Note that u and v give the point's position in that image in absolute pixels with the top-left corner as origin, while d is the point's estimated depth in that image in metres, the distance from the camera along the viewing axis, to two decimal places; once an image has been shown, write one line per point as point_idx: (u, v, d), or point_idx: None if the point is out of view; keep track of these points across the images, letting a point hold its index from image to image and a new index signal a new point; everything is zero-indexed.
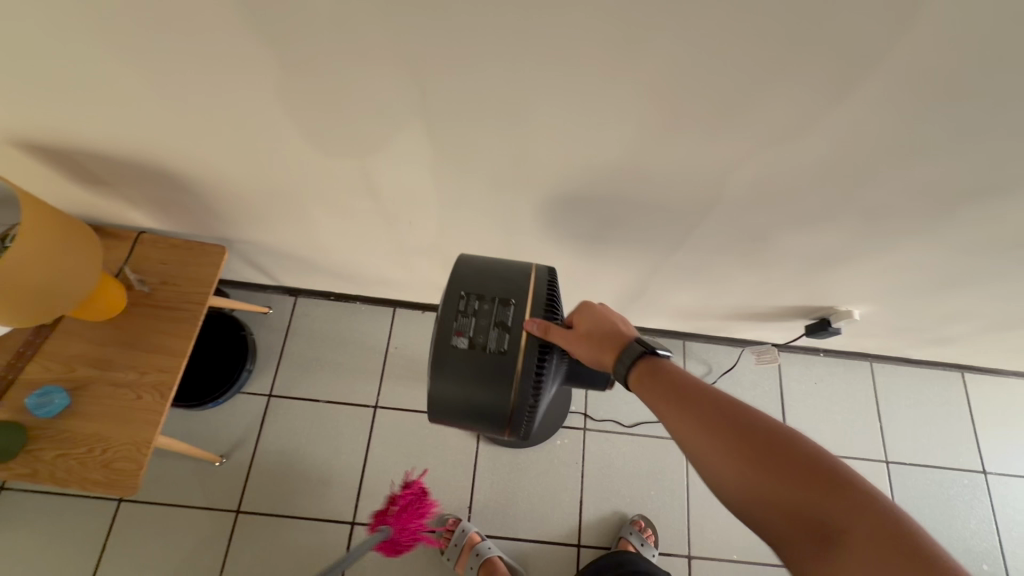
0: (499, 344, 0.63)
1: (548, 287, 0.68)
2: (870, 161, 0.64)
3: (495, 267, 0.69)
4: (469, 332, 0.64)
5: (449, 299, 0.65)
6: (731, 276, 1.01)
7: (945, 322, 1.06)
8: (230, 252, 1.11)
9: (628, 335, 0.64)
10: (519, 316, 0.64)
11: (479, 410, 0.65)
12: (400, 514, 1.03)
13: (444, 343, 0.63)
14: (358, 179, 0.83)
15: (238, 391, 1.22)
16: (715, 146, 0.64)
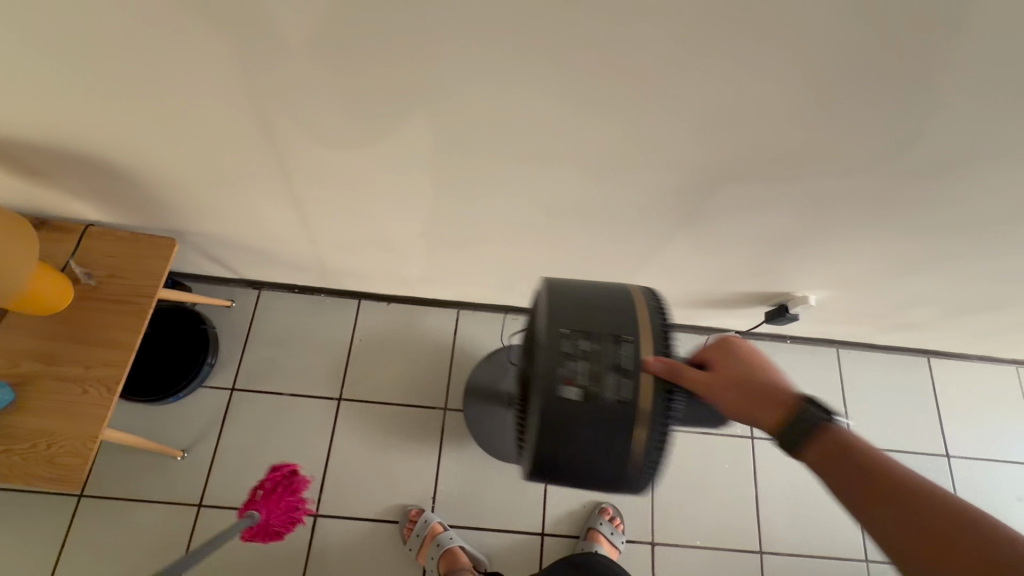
0: (617, 391, 0.56)
1: (661, 315, 0.61)
2: None
3: (593, 296, 0.61)
4: (580, 379, 0.57)
5: (551, 338, 0.58)
6: (686, 263, 1.00)
7: (902, 307, 1.07)
8: (185, 245, 1.10)
9: (791, 392, 0.57)
10: (636, 354, 0.58)
11: (598, 468, 0.58)
12: (268, 496, 1.11)
13: (552, 394, 0.56)
14: (303, 168, 0.82)
15: (199, 385, 1.21)
16: None
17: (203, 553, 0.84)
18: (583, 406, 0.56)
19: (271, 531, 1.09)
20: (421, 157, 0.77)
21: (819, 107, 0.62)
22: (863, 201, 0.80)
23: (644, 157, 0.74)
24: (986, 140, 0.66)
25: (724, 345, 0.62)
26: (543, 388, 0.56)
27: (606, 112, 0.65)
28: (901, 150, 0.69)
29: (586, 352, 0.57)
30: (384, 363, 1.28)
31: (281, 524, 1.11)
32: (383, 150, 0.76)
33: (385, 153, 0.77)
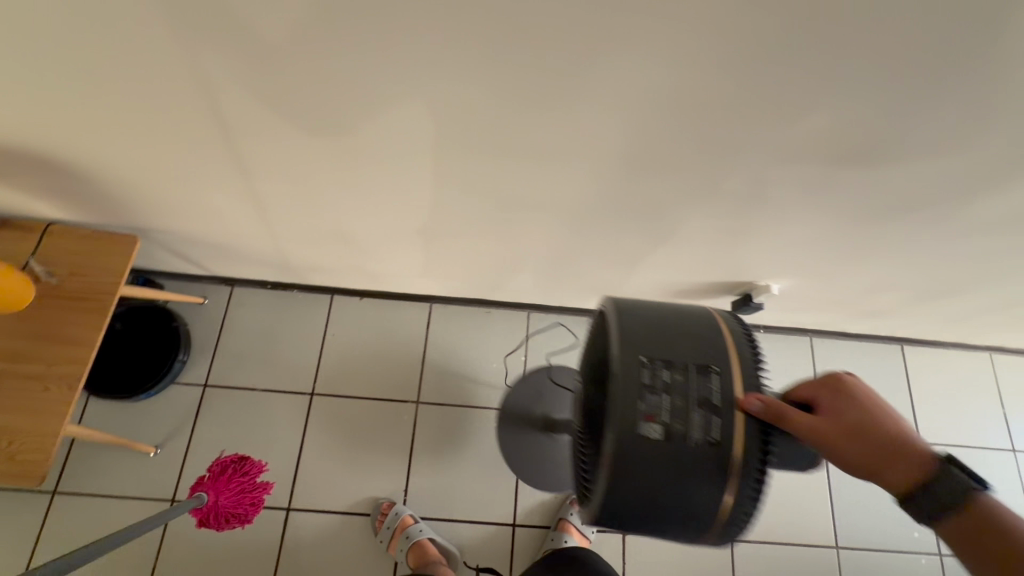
0: (705, 428, 0.55)
1: (748, 346, 0.60)
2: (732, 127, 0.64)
3: (669, 324, 0.60)
4: (662, 414, 0.55)
5: (630, 368, 0.56)
6: (647, 253, 1.01)
7: (867, 294, 1.07)
8: (152, 242, 1.11)
9: (925, 452, 0.51)
10: (724, 389, 0.56)
11: (682, 510, 0.56)
12: (216, 480, 1.10)
13: (633, 430, 0.54)
14: (258, 166, 0.83)
15: (172, 382, 1.22)
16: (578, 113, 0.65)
17: (138, 531, 0.84)
18: (665, 445, 0.54)
19: (220, 514, 1.08)
20: (371, 153, 0.78)
21: (754, 101, 0.63)
22: (813, 194, 0.80)
23: (589, 150, 0.74)
24: (925, 133, 0.66)
25: (836, 385, 0.56)
26: (625, 422, 0.55)
27: (544, 106, 0.66)
28: (842, 143, 0.69)
29: (667, 386, 0.56)
30: (357, 357, 1.29)
31: (231, 507, 1.10)
32: (333, 146, 0.77)
33: (336, 150, 0.78)
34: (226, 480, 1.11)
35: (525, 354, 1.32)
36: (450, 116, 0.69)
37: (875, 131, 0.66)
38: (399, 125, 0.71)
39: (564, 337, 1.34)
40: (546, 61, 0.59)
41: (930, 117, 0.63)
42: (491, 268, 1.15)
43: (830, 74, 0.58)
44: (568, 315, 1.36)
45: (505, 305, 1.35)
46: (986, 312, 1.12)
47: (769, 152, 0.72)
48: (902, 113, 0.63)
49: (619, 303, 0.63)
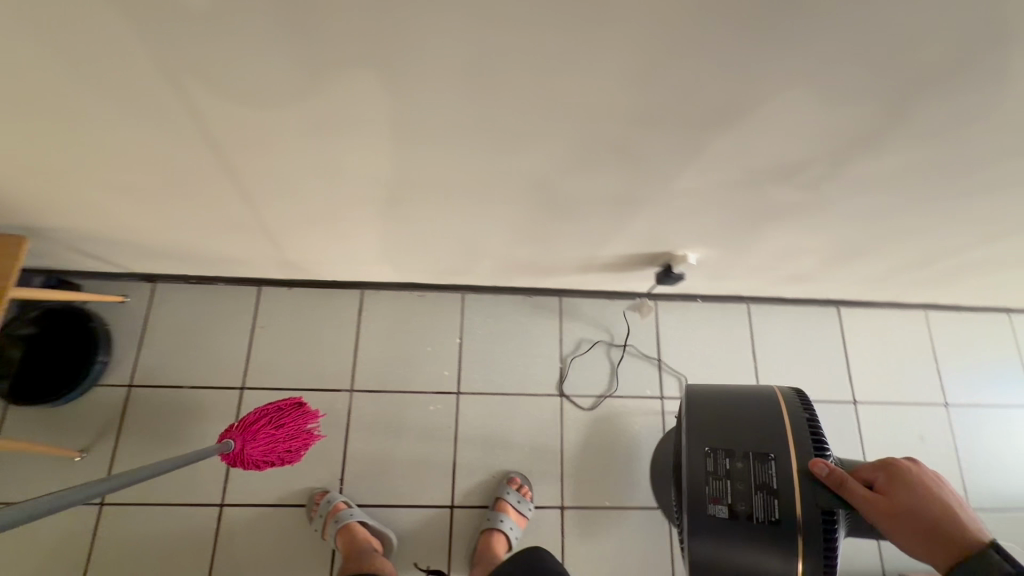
0: (763, 504, 0.76)
1: (800, 431, 0.79)
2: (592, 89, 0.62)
3: (731, 419, 0.83)
4: (725, 493, 0.79)
5: (697, 459, 0.82)
6: (559, 228, 0.99)
7: (786, 257, 1.07)
8: (52, 242, 1.06)
9: (974, 538, 0.63)
10: (779, 471, 0.76)
11: (766, 571, 0.75)
12: (245, 426, 1.05)
13: (704, 505, 0.79)
14: (134, 158, 0.79)
15: (94, 384, 1.19)
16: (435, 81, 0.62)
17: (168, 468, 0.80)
18: (732, 521, 0.78)
19: (247, 460, 1.05)
20: (245, 138, 0.74)
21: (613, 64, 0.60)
22: (707, 162, 0.78)
23: (466, 125, 0.71)
24: (800, 96, 0.64)
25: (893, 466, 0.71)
26: (696, 501, 0.80)
27: (403, 81, 0.63)
28: (721, 108, 0.66)
29: (728, 471, 0.80)
30: (287, 348, 1.27)
31: (257, 454, 1.06)
32: (202, 132, 0.73)
33: (207, 137, 0.74)
34: (258, 428, 1.07)
35: (460, 336, 1.31)
36: (308, 95, 0.65)
37: (749, 94, 0.64)
38: (260, 106, 0.67)
39: (499, 317, 1.33)
40: (387, 32, 0.55)
41: (799, 79, 0.61)
42: (412, 252, 1.13)
43: (685, 36, 0.55)
44: (503, 295, 1.35)
45: (438, 288, 1.33)
46: (906, 268, 1.13)
47: (651, 121, 0.69)
48: (770, 75, 0.61)
49: (694, 404, 0.88)
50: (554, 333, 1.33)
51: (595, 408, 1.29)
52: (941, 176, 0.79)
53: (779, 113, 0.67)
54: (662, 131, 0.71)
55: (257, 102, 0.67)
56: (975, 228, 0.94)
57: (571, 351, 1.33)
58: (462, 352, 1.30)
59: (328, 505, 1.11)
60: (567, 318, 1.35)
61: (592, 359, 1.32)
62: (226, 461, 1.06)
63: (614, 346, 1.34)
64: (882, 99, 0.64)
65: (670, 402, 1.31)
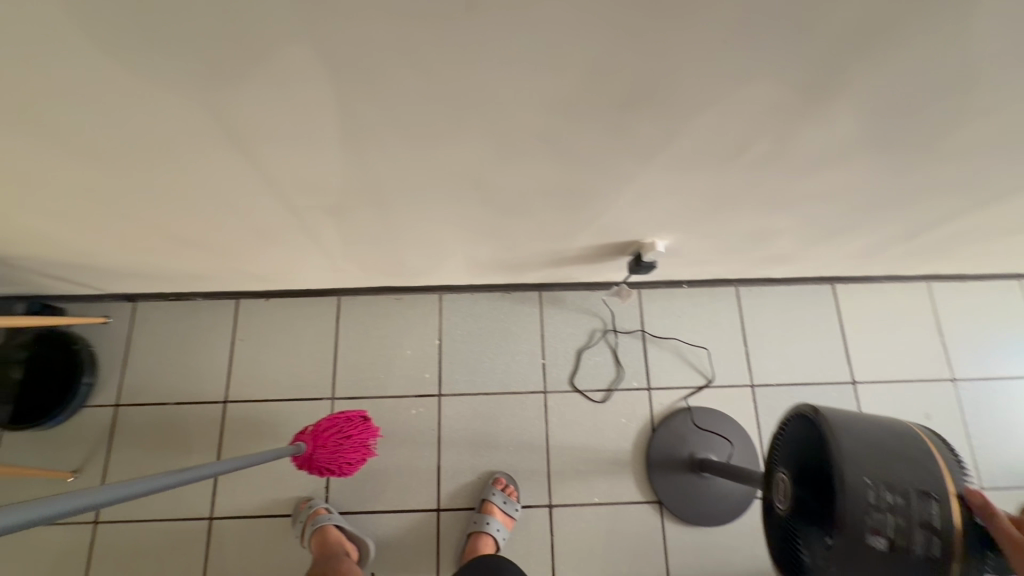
0: (930, 551, 0.53)
1: (958, 468, 0.58)
2: (504, 83, 0.60)
3: (882, 444, 0.60)
4: (886, 529, 0.55)
5: (852, 486, 0.57)
6: (518, 224, 0.96)
7: (761, 238, 1.02)
8: (23, 272, 1.08)
9: None
10: (947, 513, 0.54)
11: None
12: (317, 434, 1.08)
13: (856, 546, 0.55)
14: (72, 183, 0.78)
15: (81, 406, 1.22)
16: (340, 89, 0.60)
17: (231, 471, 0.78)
18: (888, 560, 0.54)
19: (313, 466, 1.07)
20: (175, 156, 0.73)
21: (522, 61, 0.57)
22: (654, 147, 0.73)
23: (391, 129, 0.68)
24: (736, 74, 0.59)
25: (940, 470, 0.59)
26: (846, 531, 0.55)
27: (306, 90, 0.60)
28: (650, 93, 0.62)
29: (890, 505, 0.55)
30: (268, 360, 1.27)
31: (324, 462, 1.08)
32: (129, 153, 0.72)
33: (136, 157, 0.73)
34: (328, 435, 1.08)
35: (440, 338, 1.29)
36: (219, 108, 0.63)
37: (677, 74, 0.59)
38: (177, 124, 0.66)
39: (478, 316, 1.31)
40: (274, 46, 0.53)
41: (729, 57, 0.56)
42: (377, 257, 1.11)
43: (588, 25, 0.52)
44: (481, 293, 1.33)
45: (414, 290, 1.32)
46: (893, 240, 1.07)
47: (582, 112, 0.65)
48: (694, 54, 0.56)
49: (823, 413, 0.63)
50: (535, 328, 1.31)
51: (606, 401, 1.26)
52: (909, 143, 0.73)
53: (715, 92, 0.62)
54: (597, 121, 0.67)
55: (172, 119, 0.65)
56: (958, 196, 0.88)
57: (575, 346, 1.30)
58: (442, 353, 1.29)
59: (308, 510, 1.13)
60: (548, 313, 1.32)
61: (596, 353, 1.29)
62: (297, 464, 1.09)
63: (614, 334, 1.30)
64: (825, 70, 0.59)
65: (657, 392, 1.27)
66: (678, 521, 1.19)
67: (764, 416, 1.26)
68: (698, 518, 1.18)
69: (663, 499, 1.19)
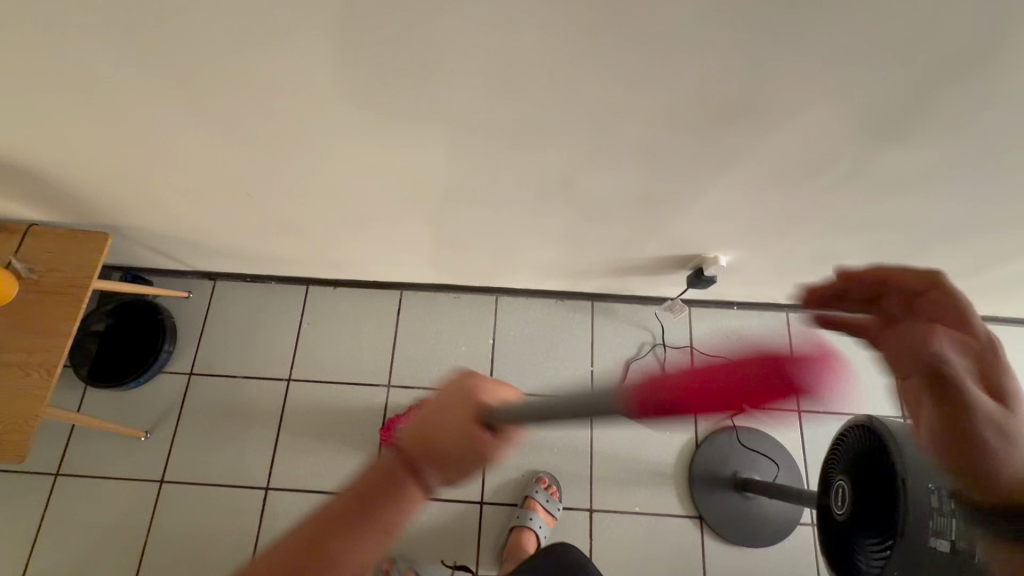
0: None
1: None
2: (607, 91, 0.66)
3: None
4: (950, 531, 0.54)
5: (914, 489, 0.57)
6: (587, 228, 1.01)
7: (822, 260, 1.05)
8: (129, 241, 1.18)
9: (981, 339, 0.50)
10: None
11: None
12: None
13: (919, 545, 0.56)
14: (202, 158, 0.88)
15: (158, 371, 1.31)
16: (460, 87, 0.68)
17: None
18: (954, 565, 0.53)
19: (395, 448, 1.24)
20: (298, 140, 0.82)
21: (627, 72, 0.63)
22: (734, 162, 0.78)
23: (495, 130, 0.75)
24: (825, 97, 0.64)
25: (961, 311, 0.49)
26: (909, 532, 0.56)
27: (433, 87, 0.68)
28: (742, 109, 0.68)
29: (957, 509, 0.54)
30: (331, 344, 1.35)
31: None
32: (260, 134, 0.81)
33: (264, 138, 0.82)
34: None
35: (494, 337, 1.35)
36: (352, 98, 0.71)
37: (769, 94, 0.65)
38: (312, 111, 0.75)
39: (531, 320, 1.36)
40: (415, 42, 0.61)
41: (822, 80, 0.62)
42: (448, 252, 1.18)
43: (694, 41, 0.58)
44: (536, 298, 1.38)
45: (472, 290, 1.38)
46: (955, 274, 1.08)
47: (674, 122, 0.71)
48: (788, 75, 0.62)
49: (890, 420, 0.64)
50: (586, 336, 1.35)
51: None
52: (983, 172, 0.76)
53: (803, 112, 0.67)
54: (686, 131, 0.73)
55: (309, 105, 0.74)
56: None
57: (624, 356, 1.33)
58: (495, 352, 1.34)
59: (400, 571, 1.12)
60: (599, 322, 1.36)
61: (645, 365, 1.32)
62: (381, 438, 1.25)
63: (663, 349, 1.33)
64: (908, 97, 0.63)
65: None
66: (718, 539, 1.19)
67: (810, 442, 1.26)
68: (740, 538, 1.18)
69: (706, 516, 1.20)
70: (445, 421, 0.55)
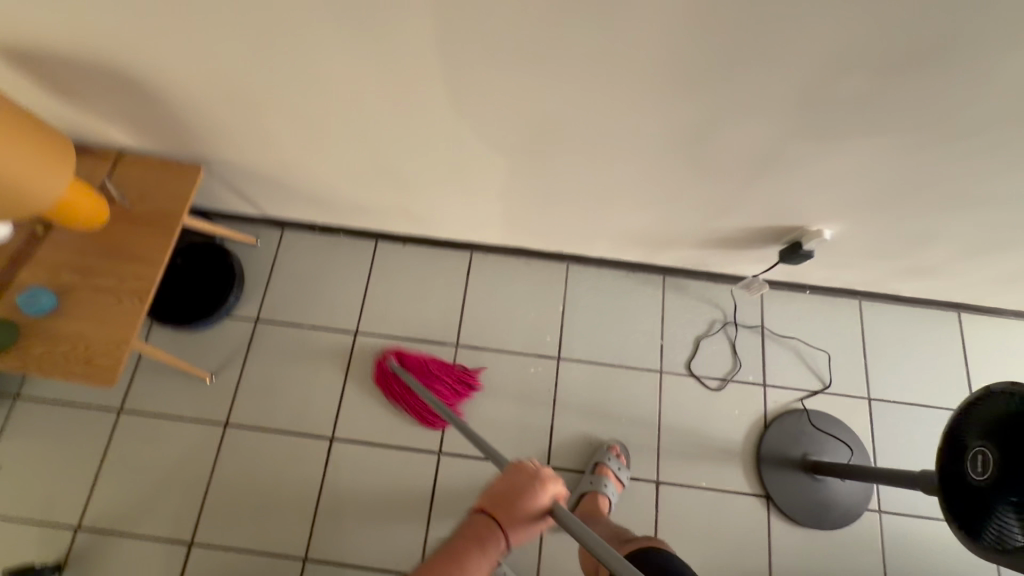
0: None
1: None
2: (776, 34, 0.64)
3: None
4: None
5: None
6: (691, 190, 1.00)
7: (923, 240, 1.03)
8: (212, 179, 1.16)
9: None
10: None
11: None
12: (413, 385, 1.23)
13: None
14: (320, 91, 0.86)
15: (225, 315, 1.29)
16: (620, 23, 0.65)
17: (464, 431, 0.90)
18: None
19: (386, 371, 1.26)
20: (428, 76, 0.80)
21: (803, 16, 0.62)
22: (875, 122, 0.76)
23: (637, 75, 0.74)
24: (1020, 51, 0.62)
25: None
26: None
27: (604, 21, 0.65)
28: (921, 59, 0.65)
29: None
30: (399, 301, 1.33)
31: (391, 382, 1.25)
32: (393, 66, 0.78)
33: (395, 71, 0.79)
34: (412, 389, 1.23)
35: (564, 305, 1.33)
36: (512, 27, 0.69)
37: (962, 45, 0.63)
38: (461, 42, 0.72)
39: (602, 290, 1.34)
40: None
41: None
42: (533, 213, 1.16)
43: None
44: (607, 269, 1.36)
45: (544, 256, 1.36)
46: None
47: (838, 75, 0.69)
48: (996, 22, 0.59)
49: None
50: (655, 310, 1.33)
51: (720, 390, 1.28)
52: None
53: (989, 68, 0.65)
54: (839, 85, 0.71)
55: (460, 36, 0.71)
56: None
57: (694, 333, 1.32)
58: (564, 320, 1.32)
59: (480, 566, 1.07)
60: (670, 297, 1.34)
61: (715, 343, 1.31)
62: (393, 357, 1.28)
63: (734, 327, 1.32)
64: None
65: (772, 390, 1.28)
66: (785, 520, 1.19)
67: (879, 429, 1.25)
68: (809, 520, 1.17)
69: (774, 497, 1.19)
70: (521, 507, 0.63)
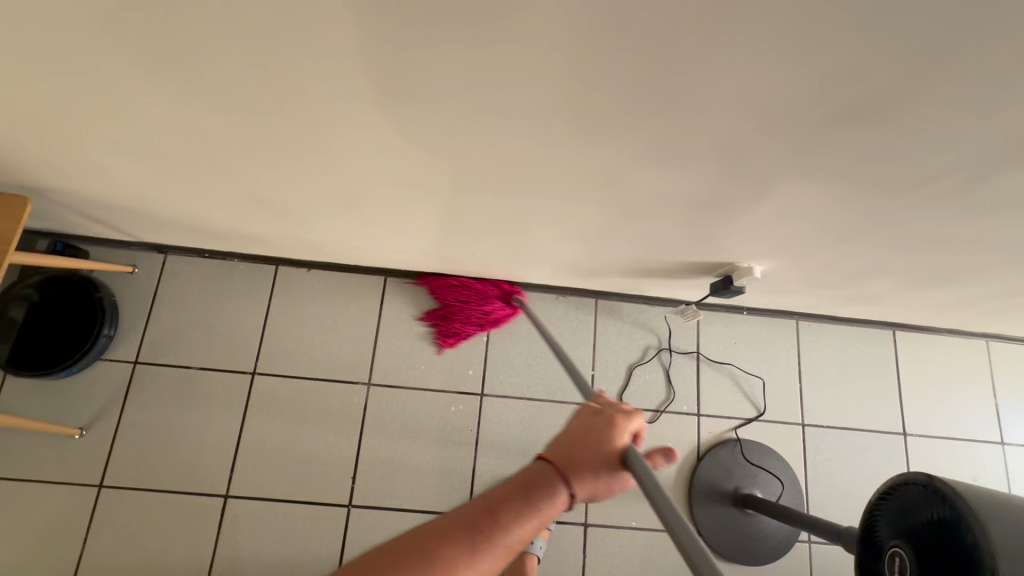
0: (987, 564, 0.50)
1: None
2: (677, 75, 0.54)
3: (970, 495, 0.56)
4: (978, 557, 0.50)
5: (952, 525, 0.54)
6: (613, 225, 0.89)
7: (857, 274, 0.97)
8: (60, 207, 0.98)
9: None
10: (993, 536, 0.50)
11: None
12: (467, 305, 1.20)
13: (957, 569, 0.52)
14: (160, 119, 0.70)
15: (96, 357, 1.12)
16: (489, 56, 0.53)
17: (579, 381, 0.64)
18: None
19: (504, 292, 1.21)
20: (291, 104, 0.64)
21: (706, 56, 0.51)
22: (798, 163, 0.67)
23: (527, 112, 0.62)
24: (977, 96, 0.53)
25: None
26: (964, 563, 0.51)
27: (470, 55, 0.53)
28: (844, 103, 0.56)
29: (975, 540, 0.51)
30: (303, 335, 1.19)
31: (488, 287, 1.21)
32: (242, 92, 0.63)
33: (248, 98, 0.64)
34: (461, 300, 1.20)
35: (489, 335, 1.22)
36: (381, 52, 0.55)
37: (915, 87, 0.53)
38: (324, 67, 0.57)
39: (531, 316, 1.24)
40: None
41: (989, 76, 0.50)
42: (445, 243, 1.04)
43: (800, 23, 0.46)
44: (536, 292, 1.25)
45: None
46: (986, 296, 1.01)
47: (755, 116, 0.59)
48: (956, 64, 0.49)
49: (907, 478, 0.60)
50: (588, 337, 1.24)
51: (654, 422, 1.21)
52: None
53: (938, 115, 0.56)
54: (756, 125, 0.61)
55: (315, 62, 0.57)
56: None
57: (628, 360, 1.24)
58: (489, 351, 1.21)
59: None
60: (602, 322, 1.25)
61: (649, 371, 1.23)
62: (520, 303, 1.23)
63: (669, 354, 1.25)
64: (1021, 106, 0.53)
65: (706, 419, 1.22)
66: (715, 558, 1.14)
67: (812, 456, 1.21)
68: (739, 556, 1.13)
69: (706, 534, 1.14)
70: (589, 444, 0.44)
